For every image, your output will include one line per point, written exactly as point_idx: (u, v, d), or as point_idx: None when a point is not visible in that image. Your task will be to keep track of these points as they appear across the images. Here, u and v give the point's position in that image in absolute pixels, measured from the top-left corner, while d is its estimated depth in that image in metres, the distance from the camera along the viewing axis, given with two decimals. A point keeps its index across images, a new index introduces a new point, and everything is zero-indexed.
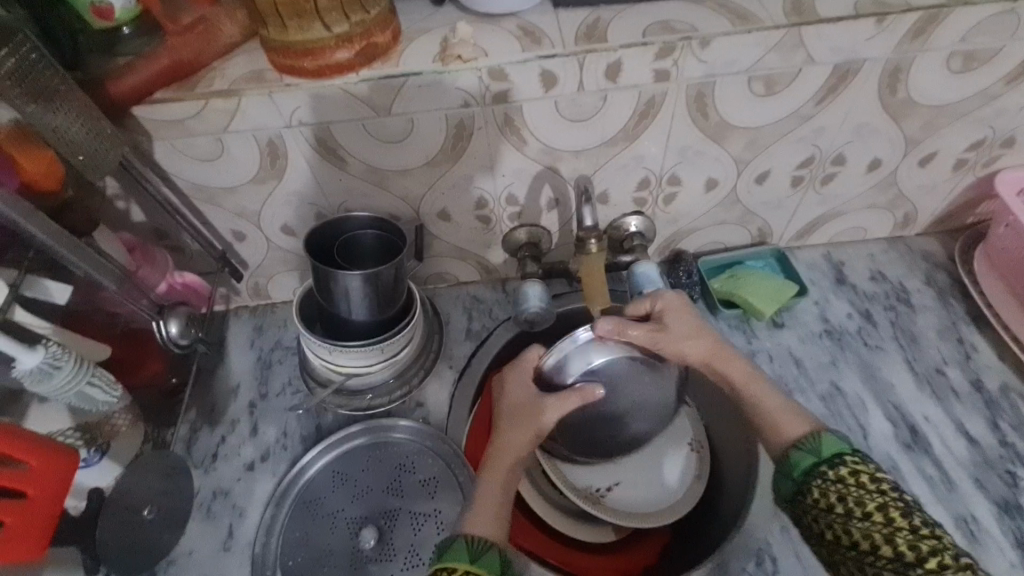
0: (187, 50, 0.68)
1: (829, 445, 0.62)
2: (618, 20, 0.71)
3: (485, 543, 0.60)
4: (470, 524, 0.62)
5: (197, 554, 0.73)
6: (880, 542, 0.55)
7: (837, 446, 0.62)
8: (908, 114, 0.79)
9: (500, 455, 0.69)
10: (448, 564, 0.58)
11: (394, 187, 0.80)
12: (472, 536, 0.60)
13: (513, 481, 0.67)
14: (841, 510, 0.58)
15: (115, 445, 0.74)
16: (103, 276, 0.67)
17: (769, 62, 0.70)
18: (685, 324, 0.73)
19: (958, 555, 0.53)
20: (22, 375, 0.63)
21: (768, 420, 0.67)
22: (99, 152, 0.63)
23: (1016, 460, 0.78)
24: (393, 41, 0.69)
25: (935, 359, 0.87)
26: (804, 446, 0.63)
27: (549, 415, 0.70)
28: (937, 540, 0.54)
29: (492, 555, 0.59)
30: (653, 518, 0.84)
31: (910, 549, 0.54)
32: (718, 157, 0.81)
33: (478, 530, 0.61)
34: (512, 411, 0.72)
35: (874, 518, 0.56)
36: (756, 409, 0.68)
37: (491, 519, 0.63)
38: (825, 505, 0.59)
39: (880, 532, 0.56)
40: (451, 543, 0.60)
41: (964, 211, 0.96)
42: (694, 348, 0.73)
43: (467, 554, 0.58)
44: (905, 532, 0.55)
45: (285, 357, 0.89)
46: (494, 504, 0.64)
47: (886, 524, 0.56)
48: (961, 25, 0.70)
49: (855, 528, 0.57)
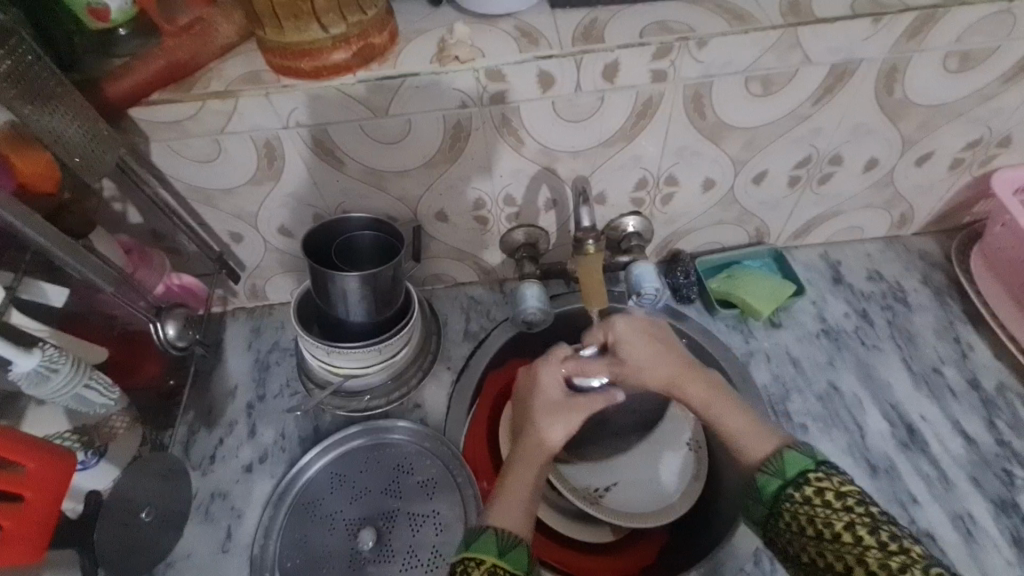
0: (184, 50, 0.67)
1: (794, 462, 0.61)
2: (615, 20, 0.71)
3: (514, 537, 0.60)
4: (499, 520, 0.62)
5: (196, 556, 0.73)
6: (852, 563, 0.54)
7: (802, 463, 0.61)
8: (905, 114, 0.79)
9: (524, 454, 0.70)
10: (476, 555, 0.58)
11: (392, 188, 0.79)
12: (502, 529, 0.61)
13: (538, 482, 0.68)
14: (812, 532, 0.57)
15: (112, 447, 0.73)
16: (101, 278, 0.66)
17: (766, 62, 0.71)
18: (643, 350, 0.76)
19: (927, 568, 0.51)
20: (20, 378, 0.63)
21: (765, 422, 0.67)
22: (95, 153, 0.63)
23: (1013, 459, 0.78)
24: (390, 42, 0.69)
25: (933, 358, 0.87)
26: (768, 469, 0.62)
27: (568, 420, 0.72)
28: (905, 555, 0.52)
29: (521, 551, 0.59)
30: (651, 517, 0.84)
31: (879, 568, 0.52)
32: (715, 157, 0.81)
33: (506, 525, 0.61)
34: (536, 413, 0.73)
35: (843, 539, 0.55)
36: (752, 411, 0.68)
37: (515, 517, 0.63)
38: (798, 526, 0.58)
39: (850, 552, 0.54)
40: (481, 535, 0.60)
41: (960, 211, 0.96)
42: (653, 374, 0.75)
43: (496, 547, 0.58)
44: (873, 550, 0.53)
45: (282, 359, 0.89)
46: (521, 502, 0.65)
47: (854, 543, 0.54)
48: (957, 25, 0.70)
49: (828, 550, 0.55)
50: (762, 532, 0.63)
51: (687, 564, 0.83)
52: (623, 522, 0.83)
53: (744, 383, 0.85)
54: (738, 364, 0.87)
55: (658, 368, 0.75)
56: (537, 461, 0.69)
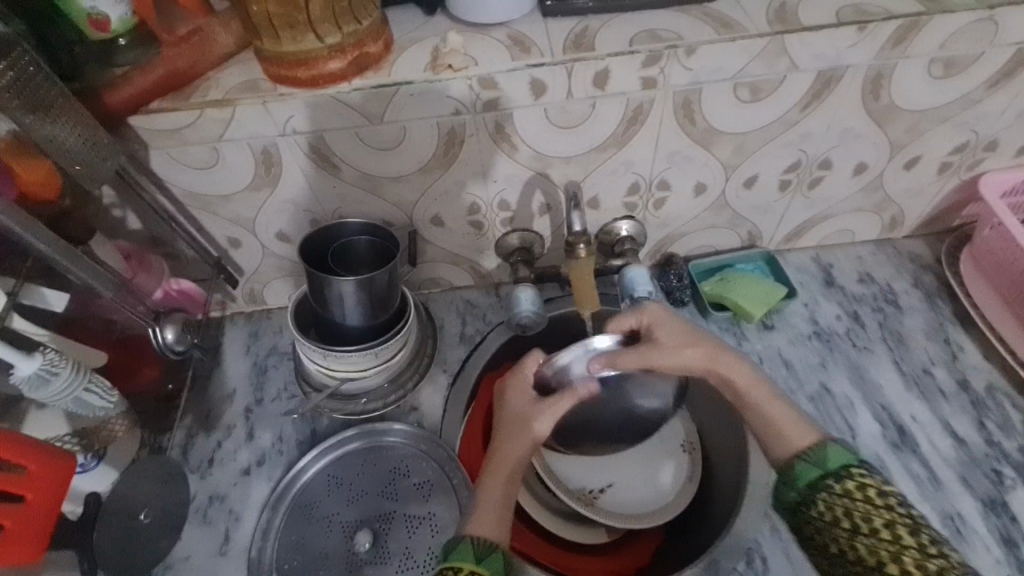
0: (181, 60, 0.69)
1: (836, 456, 0.64)
2: (606, 28, 0.72)
3: (489, 545, 0.63)
4: (476, 529, 0.65)
5: (195, 558, 0.74)
6: (884, 559, 0.58)
7: (842, 456, 0.64)
8: (892, 119, 0.80)
9: (499, 460, 0.70)
10: (453, 564, 0.61)
11: (386, 193, 0.81)
12: (477, 538, 0.64)
13: (512, 486, 0.69)
14: (847, 525, 0.60)
15: (111, 450, 0.75)
16: (101, 285, 0.67)
17: (754, 69, 0.72)
18: (675, 334, 0.73)
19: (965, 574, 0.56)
20: (20, 382, 0.64)
21: (790, 429, 0.68)
22: (96, 162, 0.64)
23: (1002, 459, 0.79)
24: (385, 51, 0.70)
25: (923, 359, 0.88)
26: (808, 455, 0.65)
27: (543, 423, 0.71)
28: (942, 560, 0.57)
29: (496, 556, 0.63)
30: (645, 518, 0.85)
31: (914, 567, 0.57)
32: (706, 162, 0.82)
33: (482, 532, 0.64)
34: (512, 415, 0.73)
35: (881, 535, 0.59)
36: (778, 418, 0.69)
37: (489, 525, 0.65)
38: (832, 518, 0.61)
39: (886, 548, 0.59)
40: (457, 545, 0.64)
41: (951, 213, 0.97)
42: (686, 355, 0.72)
43: (473, 556, 0.62)
44: (911, 551, 0.58)
45: (281, 363, 0.90)
46: (494, 510, 0.66)
47: (892, 541, 0.59)
48: (940, 32, 0.71)
49: (861, 543, 0.59)
50: (788, 517, 0.66)
51: (681, 565, 0.84)
52: (617, 523, 0.84)
53: None
54: None
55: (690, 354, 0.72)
56: (512, 463, 0.69)
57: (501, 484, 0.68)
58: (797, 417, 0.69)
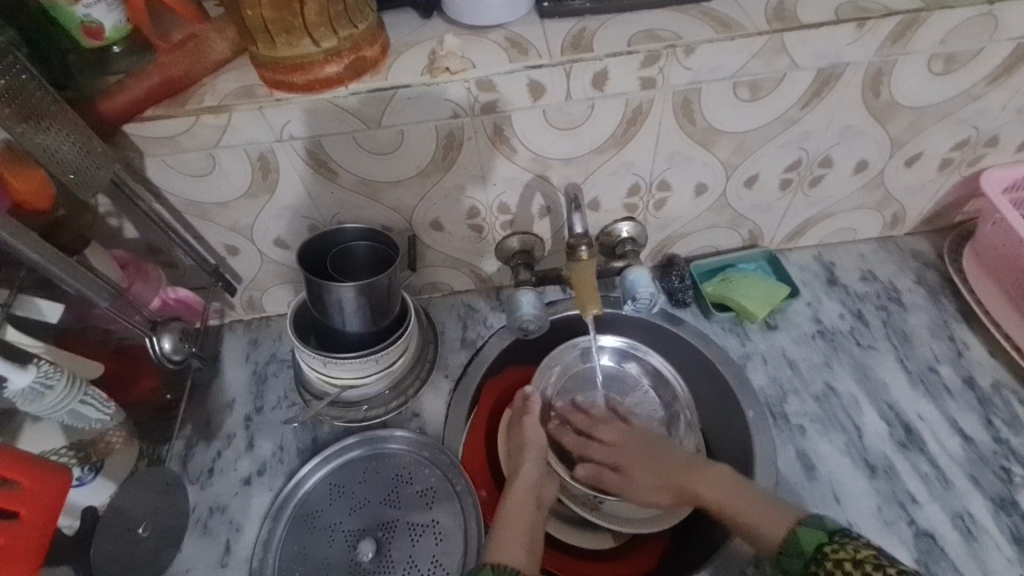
0: (177, 66, 0.68)
1: (809, 538, 0.64)
2: (604, 29, 0.71)
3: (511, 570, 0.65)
4: (497, 558, 0.67)
5: (196, 571, 0.73)
6: None
7: (816, 538, 0.64)
8: (892, 115, 0.80)
9: (518, 486, 0.78)
10: None
11: (385, 199, 0.80)
12: (498, 565, 0.66)
13: (528, 503, 0.77)
14: None
15: (108, 463, 0.73)
16: (96, 294, 0.66)
17: (754, 67, 0.71)
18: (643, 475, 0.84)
19: None
20: (14, 395, 0.63)
21: (764, 518, 0.69)
22: (89, 169, 0.63)
23: (1011, 457, 0.79)
24: (382, 54, 0.70)
25: (929, 357, 0.88)
26: (787, 549, 0.65)
27: (532, 429, 0.84)
28: None
29: None
30: (654, 523, 0.83)
31: None
32: (706, 162, 0.82)
33: (505, 558, 0.68)
34: (515, 446, 0.84)
35: None
36: (748, 513, 0.71)
37: (510, 553, 0.69)
38: None
39: None
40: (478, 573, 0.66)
41: (953, 210, 0.97)
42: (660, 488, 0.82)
43: None
44: None
45: (280, 370, 0.89)
46: (518, 529, 0.73)
47: None
48: (939, 27, 0.71)
49: None
50: None
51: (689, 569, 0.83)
52: (624, 529, 0.82)
53: (741, 385, 0.86)
54: (735, 368, 0.88)
55: (660, 476, 0.83)
56: (527, 489, 0.78)
57: (520, 502, 0.76)
58: (768, 504, 0.71)
